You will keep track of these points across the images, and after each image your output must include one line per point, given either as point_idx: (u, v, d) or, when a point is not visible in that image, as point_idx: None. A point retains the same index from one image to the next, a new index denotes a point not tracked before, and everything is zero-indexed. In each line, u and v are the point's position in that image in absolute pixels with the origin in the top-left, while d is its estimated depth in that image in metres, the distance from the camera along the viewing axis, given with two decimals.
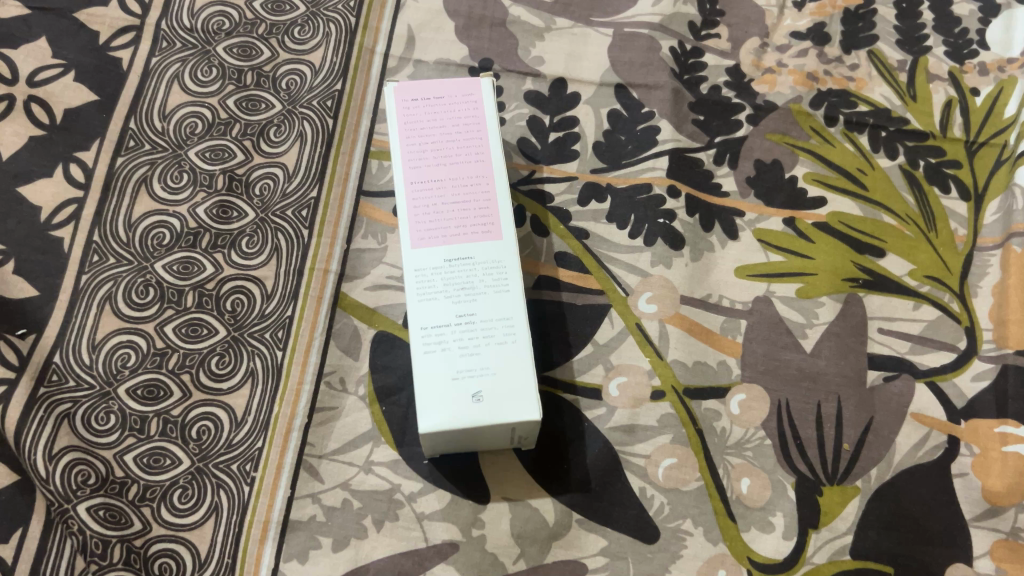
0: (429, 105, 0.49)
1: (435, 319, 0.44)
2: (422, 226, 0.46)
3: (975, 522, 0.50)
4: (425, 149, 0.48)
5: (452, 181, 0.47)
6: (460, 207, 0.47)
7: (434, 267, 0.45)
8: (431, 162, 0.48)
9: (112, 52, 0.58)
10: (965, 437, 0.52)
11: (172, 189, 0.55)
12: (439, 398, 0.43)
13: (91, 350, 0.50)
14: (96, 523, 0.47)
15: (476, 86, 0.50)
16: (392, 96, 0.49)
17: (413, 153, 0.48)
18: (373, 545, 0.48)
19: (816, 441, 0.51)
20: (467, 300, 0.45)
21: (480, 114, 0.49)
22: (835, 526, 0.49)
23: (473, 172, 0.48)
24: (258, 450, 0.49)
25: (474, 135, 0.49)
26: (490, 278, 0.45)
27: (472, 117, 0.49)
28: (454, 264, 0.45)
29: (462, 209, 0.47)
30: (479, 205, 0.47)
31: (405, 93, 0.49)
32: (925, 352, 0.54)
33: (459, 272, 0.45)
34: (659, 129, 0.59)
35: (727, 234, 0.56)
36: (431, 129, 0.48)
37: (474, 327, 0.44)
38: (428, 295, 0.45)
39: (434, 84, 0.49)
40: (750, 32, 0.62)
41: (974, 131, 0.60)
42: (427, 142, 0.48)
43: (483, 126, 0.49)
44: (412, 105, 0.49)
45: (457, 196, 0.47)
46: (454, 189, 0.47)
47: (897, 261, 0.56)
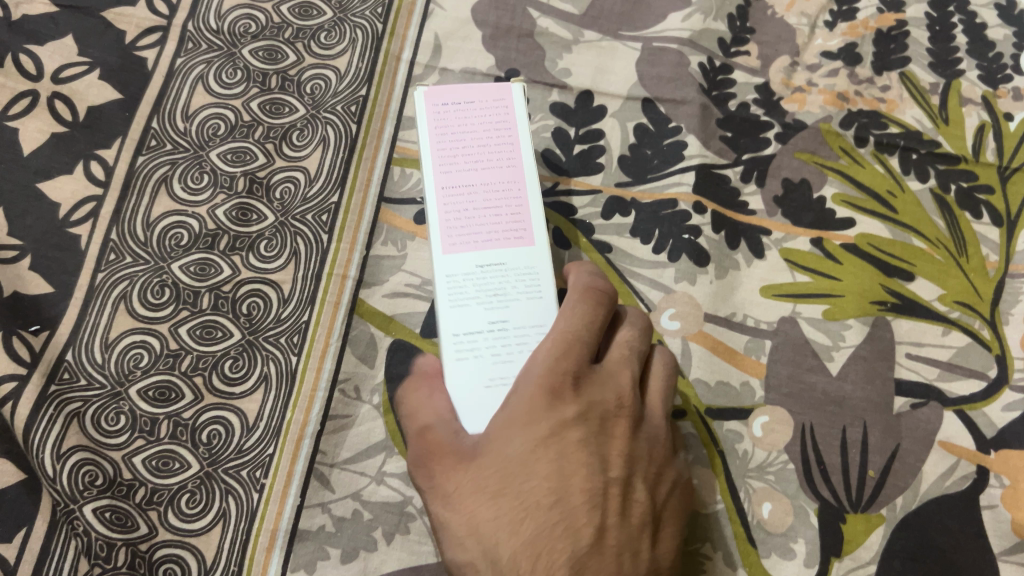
0: (460, 109, 0.48)
1: (467, 324, 0.43)
2: (453, 232, 0.45)
3: (1004, 556, 0.48)
4: (458, 155, 0.47)
5: (484, 187, 0.46)
6: (492, 212, 0.46)
7: (465, 273, 0.44)
8: (462, 168, 0.47)
9: (138, 52, 0.58)
10: (995, 468, 0.50)
11: (192, 190, 0.54)
12: (466, 400, 0.41)
13: (104, 349, 0.50)
14: (101, 525, 0.46)
15: (508, 90, 0.49)
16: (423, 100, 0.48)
17: (445, 158, 0.47)
18: (382, 558, 0.47)
19: (840, 467, 0.50)
20: (500, 307, 0.44)
21: (512, 118, 0.48)
22: (858, 555, 0.48)
23: (505, 177, 0.47)
24: (269, 456, 0.48)
25: (506, 139, 0.48)
26: (522, 284, 0.44)
27: (503, 120, 0.48)
28: (486, 269, 0.45)
29: (494, 215, 0.46)
30: (511, 212, 0.46)
31: (435, 98, 0.48)
32: (955, 379, 0.53)
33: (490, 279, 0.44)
34: (686, 144, 0.58)
35: (753, 252, 0.55)
36: (465, 134, 0.48)
37: (507, 332, 0.43)
38: (460, 301, 0.44)
39: (466, 89, 0.49)
40: (781, 50, 0.62)
41: (1007, 156, 0.59)
42: (460, 147, 0.47)
43: (515, 130, 0.48)
44: (443, 110, 0.48)
45: (489, 201, 0.46)
46: (487, 195, 0.46)
47: (927, 286, 0.55)
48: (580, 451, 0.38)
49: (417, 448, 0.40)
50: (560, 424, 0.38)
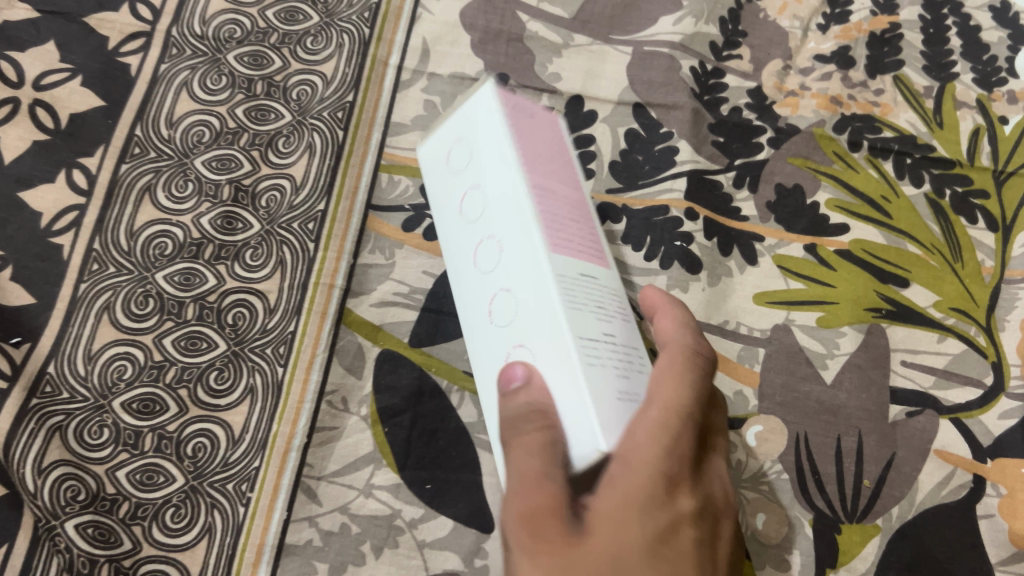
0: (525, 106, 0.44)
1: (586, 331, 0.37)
2: (555, 232, 0.39)
3: (1001, 566, 0.48)
4: (541, 158, 0.42)
5: (567, 198, 0.43)
6: (575, 221, 0.42)
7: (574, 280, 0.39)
8: (546, 172, 0.42)
9: (122, 57, 0.57)
10: (991, 476, 0.50)
11: (176, 198, 0.53)
12: (597, 424, 0.34)
13: (87, 362, 0.49)
14: (83, 541, 0.45)
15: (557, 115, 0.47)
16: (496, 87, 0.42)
17: (533, 159, 0.42)
18: (370, 573, 0.46)
19: (835, 477, 0.50)
20: (608, 322, 0.40)
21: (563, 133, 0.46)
22: (853, 566, 0.47)
23: (573, 190, 0.44)
24: (255, 469, 0.47)
25: (565, 154, 0.45)
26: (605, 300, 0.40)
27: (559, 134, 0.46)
28: (584, 279, 0.39)
29: (575, 224, 0.42)
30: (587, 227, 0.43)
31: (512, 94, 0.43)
32: (950, 387, 0.52)
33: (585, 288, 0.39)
34: (678, 150, 0.57)
35: (746, 259, 0.55)
36: (542, 140, 0.43)
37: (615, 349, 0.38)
38: (577, 307, 0.38)
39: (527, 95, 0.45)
40: (773, 53, 0.61)
41: (1002, 160, 0.58)
42: (541, 152, 0.43)
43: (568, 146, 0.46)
44: (516, 101, 0.43)
45: (573, 215, 0.42)
46: (571, 206, 0.42)
47: (922, 292, 0.54)
48: (693, 555, 0.32)
49: (506, 514, 0.33)
50: (677, 522, 0.32)
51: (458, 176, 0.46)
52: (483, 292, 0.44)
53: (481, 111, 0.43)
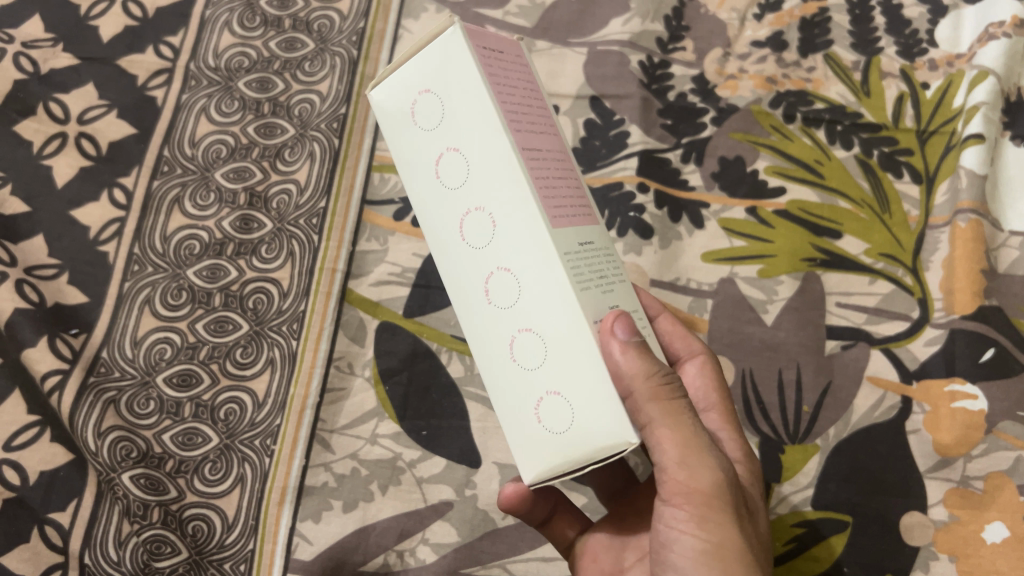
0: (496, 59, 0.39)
1: (598, 310, 0.37)
2: (551, 199, 0.37)
3: (929, 473, 0.55)
4: (506, 112, 0.37)
5: (539, 151, 0.38)
6: (565, 190, 0.39)
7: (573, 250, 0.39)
8: (526, 129, 0.38)
9: (149, 92, 0.66)
10: (917, 396, 0.57)
11: (200, 207, 0.62)
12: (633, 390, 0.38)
13: (134, 346, 0.58)
14: (137, 489, 0.54)
15: (515, 47, 0.41)
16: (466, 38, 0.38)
17: (511, 114, 0.38)
18: (378, 507, 0.55)
19: (778, 404, 0.57)
20: None
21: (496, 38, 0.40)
22: (797, 480, 0.55)
23: (546, 139, 0.40)
24: (277, 426, 0.56)
25: (518, 75, 0.40)
26: (608, 268, 0.40)
27: (501, 61, 0.39)
28: (586, 250, 0.38)
29: (566, 192, 0.39)
30: (570, 183, 0.40)
31: (472, 31, 0.38)
32: (881, 322, 0.59)
33: (581, 265, 0.37)
34: (629, 133, 0.66)
35: (693, 224, 0.63)
36: (501, 71, 0.39)
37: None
38: (583, 283, 0.37)
39: (481, 35, 0.39)
40: (714, 43, 0.68)
41: (925, 121, 0.65)
42: (498, 82, 0.38)
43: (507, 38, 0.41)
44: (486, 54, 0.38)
45: (530, 160, 0.37)
46: (543, 162, 0.38)
47: (854, 242, 0.61)
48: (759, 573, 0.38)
49: (703, 464, 0.37)
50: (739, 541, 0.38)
51: (432, 131, 0.39)
52: (479, 262, 0.39)
53: (429, 66, 0.39)
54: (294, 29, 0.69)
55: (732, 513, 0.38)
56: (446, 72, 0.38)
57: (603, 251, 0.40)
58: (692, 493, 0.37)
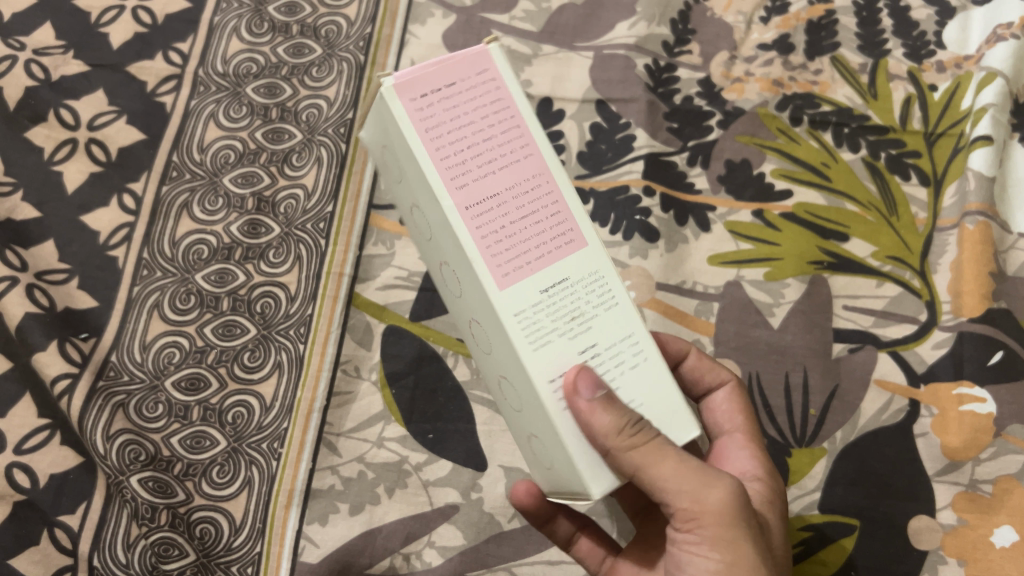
0: (442, 98, 0.35)
1: (558, 364, 0.36)
2: (502, 252, 0.35)
3: (937, 477, 0.54)
4: (448, 173, 0.35)
5: (500, 194, 0.35)
6: (538, 224, 0.36)
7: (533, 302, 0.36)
8: (476, 176, 0.35)
9: (158, 97, 0.67)
10: (925, 399, 0.56)
11: (209, 212, 0.63)
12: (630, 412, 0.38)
13: (143, 350, 0.58)
14: (145, 492, 0.55)
15: (485, 55, 0.36)
16: (397, 101, 0.34)
17: (453, 171, 0.35)
18: (385, 510, 0.55)
19: (784, 407, 0.57)
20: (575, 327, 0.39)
21: (453, 58, 0.35)
22: (803, 483, 0.55)
23: (518, 167, 0.36)
24: (284, 429, 0.56)
25: (478, 100, 0.35)
26: (594, 296, 0.37)
27: (454, 93, 0.35)
28: (554, 293, 0.36)
29: (538, 227, 0.36)
30: (549, 209, 0.36)
31: (408, 82, 0.34)
32: (888, 325, 0.59)
33: (541, 318, 0.36)
34: (636, 137, 0.65)
35: (700, 227, 0.63)
36: (448, 114, 0.35)
37: (603, 358, 0.37)
38: (541, 339, 0.36)
39: (424, 72, 0.35)
40: (720, 46, 0.69)
41: (932, 123, 0.65)
42: (440, 136, 0.35)
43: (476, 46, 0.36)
44: (421, 101, 0.35)
45: (478, 217, 0.35)
46: (503, 208, 0.35)
47: (861, 244, 0.61)
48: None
49: (706, 487, 0.37)
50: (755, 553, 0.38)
51: (403, 180, 0.39)
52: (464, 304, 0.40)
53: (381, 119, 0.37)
54: (302, 35, 0.69)
55: (745, 527, 0.38)
56: (392, 127, 0.36)
57: (591, 279, 0.37)
58: (700, 518, 0.38)
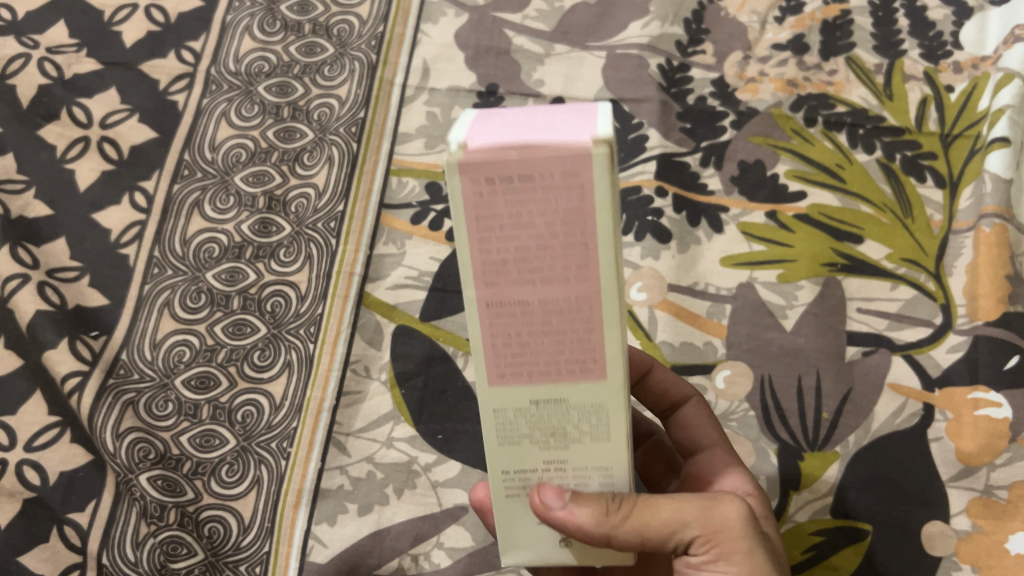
0: (506, 187, 0.27)
1: (519, 464, 0.35)
2: (498, 356, 0.31)
3: (951, 481, 0.53)
4: (480, 268, 0.29)
5: (526, 304, 0.30)
6: (556, 345, 0.31)
7: (518, 408, 0.33)
8: (505, 279, 0.29)
9: (170, 96, 0.67)
10: (939, 403, 0.56)
11: (220, 210, 0.63)
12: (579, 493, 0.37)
13: (153, 348, 0.58)
14: (155, 491, 0.54)
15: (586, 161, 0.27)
16: (455, 177, 0.27)
17: (485, 268, 0.29)
18: (394, 510, 0.55)
19: (797, 411, 0.56)
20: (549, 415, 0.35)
21: (545, 150, 0.27)
22: (815, 488, 0.54)
23: (560, 288, 0.29)
24: (293, 429, 0.56)
25: (555, 203, 0.28)
26: (588, 426, 0.33)
27: (525, 189, 0.27)
28: (545, 407, 0.33)
29: (555, 348, 0.31)
30: (577, 334, 0.30)
31: (478, 162, 0.27)
32: (902, 328, 0.58)
33: (519, 422, 0.33)
34: (648, 137, 0.65)
35: (713, 228, 0.62)
36: (510, 210, 0.28)
37: (565, 475, 0.35)
38: (511, 440, 0.34)
39: (505, 157, 0.27)
40: (735, 46, 0.68)
41: (949, 124, 0.64)
42: (490, 229, 0.28)
43: (576, 140, 0.27)
44: (479, 180, 0.27)
45: (493, 319, 0.30)
46: (526, 319, 0.30)
47: (875, 247, 0.60)
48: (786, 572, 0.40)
49: (709, 513, 0.38)
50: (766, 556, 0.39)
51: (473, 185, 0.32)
52: None
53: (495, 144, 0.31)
54: (314, 34, 0.70)
55: (752, 539, 0.38)
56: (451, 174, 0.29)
57: (591, 408, 0.32)
58: (712, 544, 0.38)
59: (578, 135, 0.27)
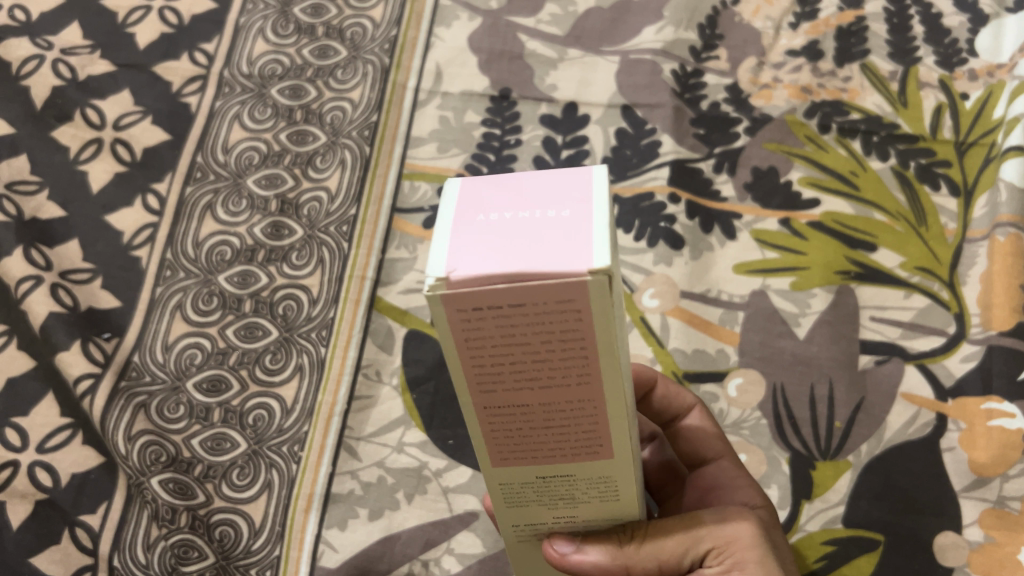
0: (498, 314, 0.26)
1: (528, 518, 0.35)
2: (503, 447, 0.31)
3: (964, 492, 0.52)
4: (475, 379, 0.28)
5: (527, 404, 0.29)
6: (559, 435, 0.30)
7: (524, 482, 0.33)
8: (504, 386, 0.29)
9: (183, 98, 0.67)
10: (952, 413, 0.55)
11: (232, 213, 0.63)
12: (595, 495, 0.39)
13: (165, 351, 0.58)
14: (166, 494, 0.54)
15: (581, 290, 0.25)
16: (441, 309, 0.26)
17: (481, 378, 0.28)
18: (404, 516, 0.54)
19: (809, 420, 0.56)
20: None
21: (537, 281, 0.25)
22: (827, 497, 0.53)
23: (562, 389, 0.29)
24: (304, 433, 0.56)
25: (551, 326, 0.26)
26: (593, 490, 0.33)
27: (518, 314, 0.26)
28: (551, 480, 0.33)
29: (558, 437, 0.30)
30: (581, 425, 0.30)
31: (465, 295, 0.25)
32: (915, 337, 0.58)
33: (526, 491, 0.33)
34: (661, 143, 0.66)
35: (726, 235, 0.62)
36: (502, 332, 0.27)
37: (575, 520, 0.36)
38: (518, 503, 0.34)
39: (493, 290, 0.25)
40: (748, 52, 0.69)
41: (964, 132, 0.64)
42: (481, 349, 0.27)
43: (568, 271, 0.25)
44: (469, 311, 0.26)
45: (494, 418, 0.30)
46: (526, 417, 0.30)
47: (889, 255, 0.60)
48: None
49: (721, 525, 0.39)
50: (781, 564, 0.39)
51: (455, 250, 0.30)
52: None
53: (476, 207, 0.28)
54: (327, 38, 0.70)
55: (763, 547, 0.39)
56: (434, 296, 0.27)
57: (596, 477, 0.32)
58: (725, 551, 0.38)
59: (570, 264, 0.25)
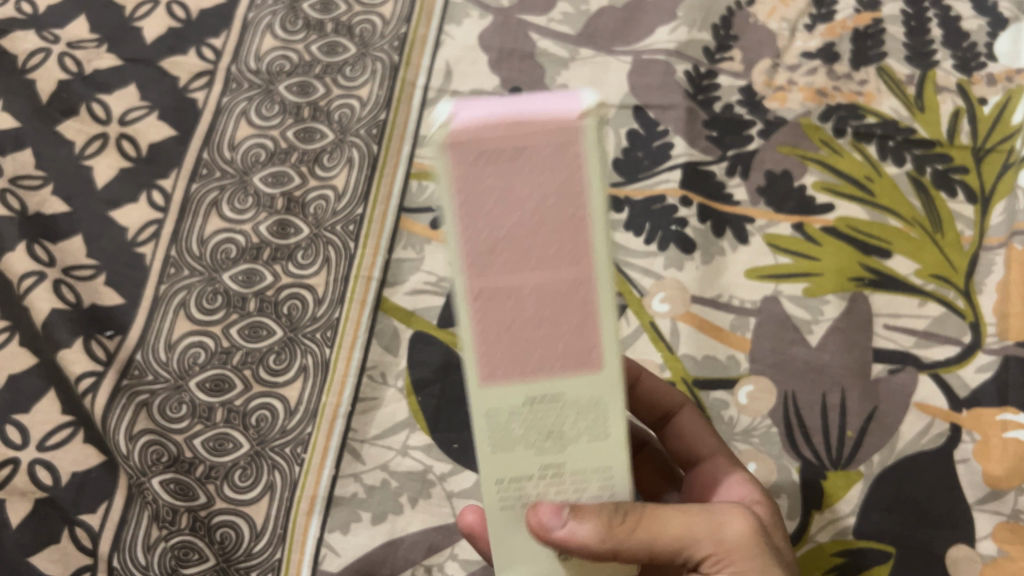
0: (498, 168, 0.28)
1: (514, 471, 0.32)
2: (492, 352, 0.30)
3: (978, 505, 0.52)
4: (470, 255, 0.29)
5: (522, 291, 0.29)
6: (552, 335, 0.30)
7: (513, 408, 0.31)
8: (498, 268, 0.29)
9: (190, 93, 0.66)
10: (966, 424, 0.54)
11: (238, 210, 0.62)
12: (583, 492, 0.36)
13: (168, 349, 0.58)
14: (167, 495, 0.54)
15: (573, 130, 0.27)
16: (444, 156, 0.27)
17: (476, 252, 0.28)
18: (407, 520, 0.54)
19: (820, 428, 0.55)
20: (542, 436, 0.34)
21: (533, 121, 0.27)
22: (837, 508, 0.53)
23: (555, 270, 0.29)
24: (308, 434, 0.55)
25: (544, 179, 0.28)
26: (584, 423, 0.31)
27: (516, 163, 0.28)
28: (539, 405, 0.31)
29: (550, 336, 0.30)
30: (573, 320, 0.30)
31: (466, 134, 0.27)
32: (930, 346, 0.57)
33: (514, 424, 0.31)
34: (673, 145, 0.65)
35: (738, 239, 0.61)
36: (502, 188, 0.28)
37: (564, 480, 0.32)
38: (505, 446, 0.32)
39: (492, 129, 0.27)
40: (763, 53, 0.68)
41: (981, 138, 0.62)
42: (478, 213, 0.28)
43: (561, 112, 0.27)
44: (471, 158, 0.27)
45: (485, 311, 0.29)
46: (517, 306, 0.29)
47: (904, 262, 0.59)
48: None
49: (723, 524, 0.36)
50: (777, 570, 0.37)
51: None
52: None
53: None
54: (336, 34, 0.69)
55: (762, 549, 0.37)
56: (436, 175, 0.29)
57: (587, 403, 0.31)
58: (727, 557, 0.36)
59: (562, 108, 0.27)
